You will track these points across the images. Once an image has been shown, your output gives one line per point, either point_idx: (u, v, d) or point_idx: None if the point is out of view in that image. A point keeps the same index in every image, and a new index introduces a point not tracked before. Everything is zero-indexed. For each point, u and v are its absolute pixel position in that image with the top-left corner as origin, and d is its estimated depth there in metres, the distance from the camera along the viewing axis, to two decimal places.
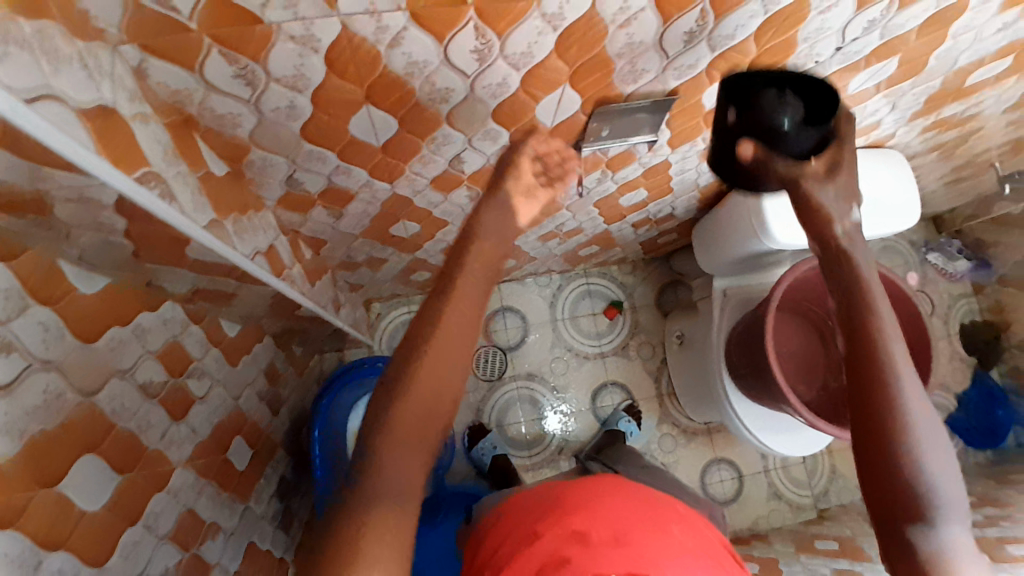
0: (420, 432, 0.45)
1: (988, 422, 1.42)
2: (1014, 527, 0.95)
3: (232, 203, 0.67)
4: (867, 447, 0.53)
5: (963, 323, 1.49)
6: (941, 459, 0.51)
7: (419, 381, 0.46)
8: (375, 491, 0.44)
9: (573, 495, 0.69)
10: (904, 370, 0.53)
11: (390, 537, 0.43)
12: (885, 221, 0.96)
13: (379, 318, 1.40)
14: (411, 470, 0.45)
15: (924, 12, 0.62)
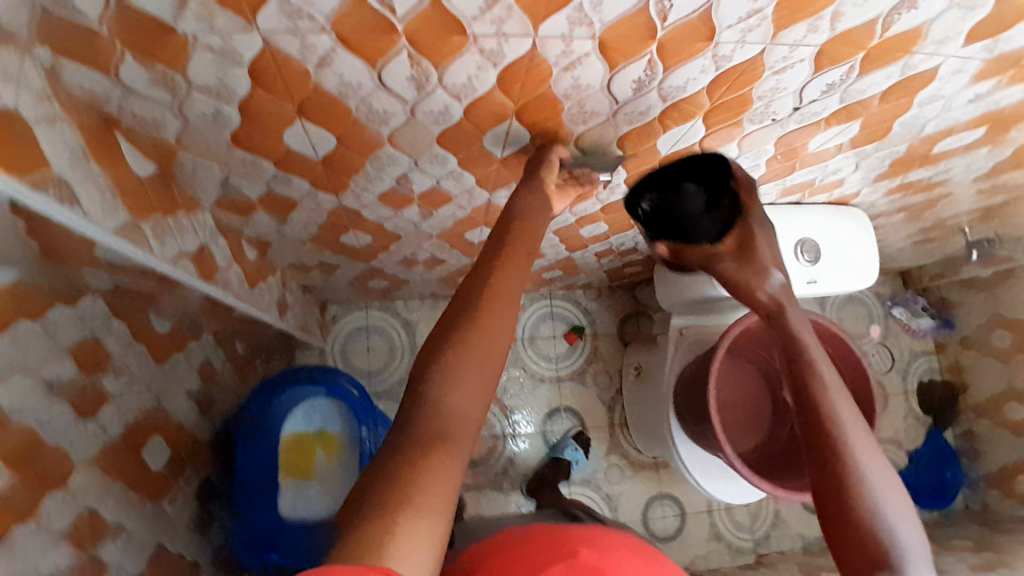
0: (473, 394, 0.47)
1: (937, 482, 1.43)
2: None
3: (158, 204, 0.64)
4: (828, 489, 0.58)
5: (920, 380, 1.50)
6: (893, 495, 0.57)
7: (476, 345, 0.49)
8: (433, 437, 0.44)
9: (571, 530, 0.65)
10: (844, 416, 0.60)
11: (442, 488, 0.42)
12: (844, 277, 0.94)
13: (335, 321, 1.38)
14: (464, 418, 0.47)
15: (887, 79, 0.59)
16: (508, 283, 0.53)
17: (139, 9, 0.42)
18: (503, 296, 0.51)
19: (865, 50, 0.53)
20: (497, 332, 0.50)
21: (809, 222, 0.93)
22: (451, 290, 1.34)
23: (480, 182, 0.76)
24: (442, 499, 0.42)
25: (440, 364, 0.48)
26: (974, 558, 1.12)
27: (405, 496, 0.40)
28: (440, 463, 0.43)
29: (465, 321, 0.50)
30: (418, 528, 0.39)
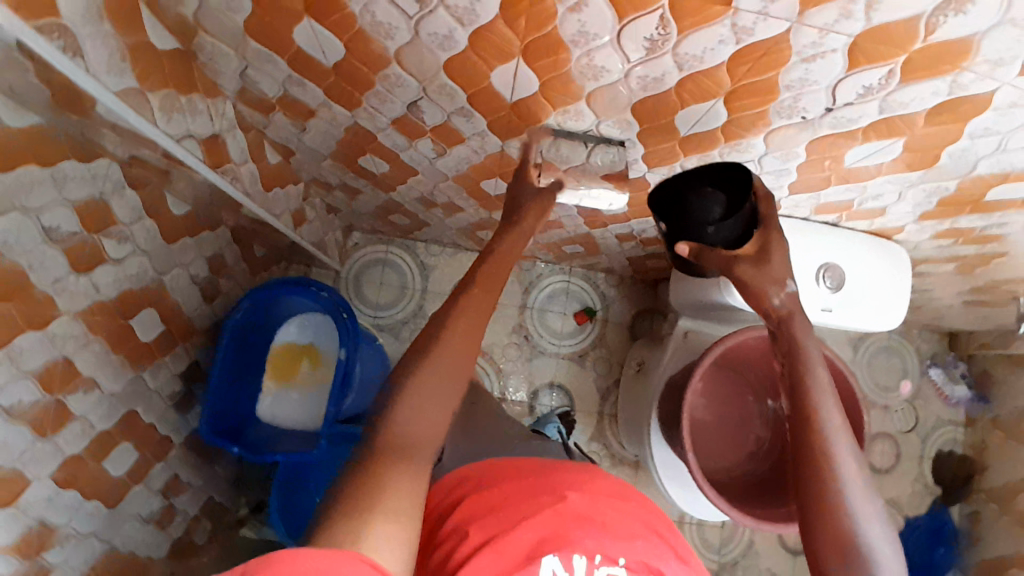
0: (433, 415, 0.52)
1: (926, 559, 1.34)
2: None
3: (173, 80, 0.66)
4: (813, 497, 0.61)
5: (940, 451, 1.42)
6: (870, 501, 0.60)
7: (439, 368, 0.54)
8: (399, 448, 0.49)
9: (561, 471, 0.68)
10: (838, 436, 0.63)
11: (410, 497, 0.47)
12: (861, 315, 0.89)
13: (355, 249, 1.41)
14: (424, 435, 0.51)
15: (935, 96, 0.54)
16: (474, 311, 0.58)
17: None
18: (467, 323, 0.57)
19: (907, 53, 0.49)
20: (461, 359, 0.55)
21: (837, 248, 0.88)
22: (470, 242, 1.34)
23: (491, 126, 0.74)
24: (409, 510, 0.46)
25: (408, 385, 0.53)
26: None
27: (377, 504, 0.44)
28: (410, 473, 0.48)
29: (431, 346, 0.55)
30: (391, 532, 0.43)
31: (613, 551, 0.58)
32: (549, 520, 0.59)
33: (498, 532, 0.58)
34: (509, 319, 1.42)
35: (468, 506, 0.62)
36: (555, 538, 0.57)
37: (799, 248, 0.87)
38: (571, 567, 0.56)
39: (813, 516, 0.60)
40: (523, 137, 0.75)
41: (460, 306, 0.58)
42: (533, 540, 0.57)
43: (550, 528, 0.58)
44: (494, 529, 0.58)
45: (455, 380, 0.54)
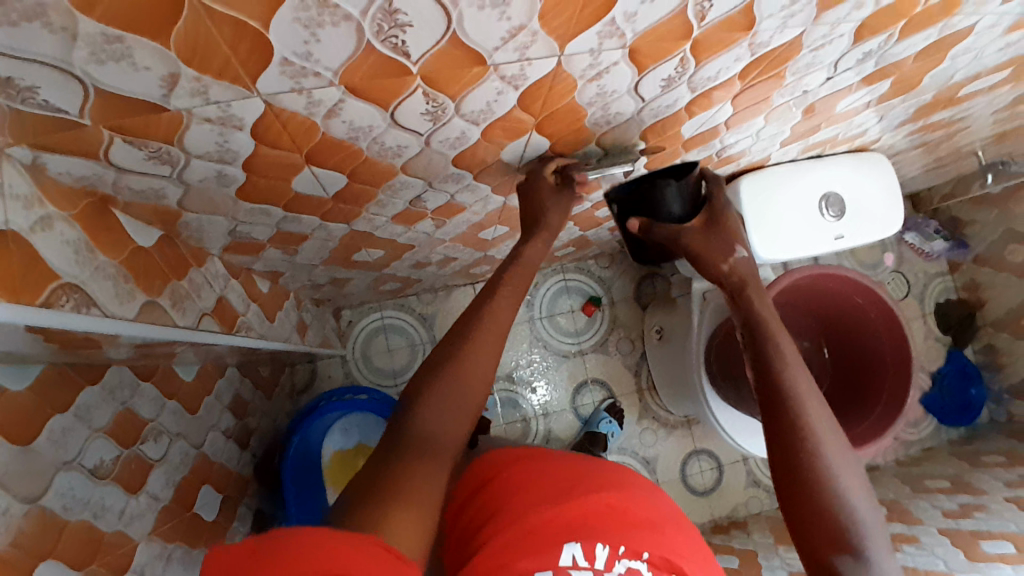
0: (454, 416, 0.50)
1: (962, 400, 1.48)
2: (989, 518, 1.03)
3: (169, 268, 0.61)
4: (787, 477, 0.55)
5: (937, 302, 1.54)
6: (850, 467, 0.55)
7: (465, 373, 0.52)
8: (420, 446, 0.46)
9: (603, 466, 0.66)
10: (811, 405, 0.58)
11: (420, 495, 0.43)
12: (870, 228, 0.94)
13: (350, 326, 1.36)
14: (444, 438, 0.49)
15: (924, 41, 0.56)
16: (495, 332, 0.55)
17: (122, 94, 0.37)
18: (493, 331, 0.55)
19: (906, 18, 0.50)
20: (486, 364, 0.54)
21: (829, 176, 0.92)
22: (463, 279, 1.31)
23: (495, 188, 0.71)
24: (423, 501, 0.42)
25: (433, 393, 0.50)
26: (1009, 473, 1.18)
27: (397, 492, 0.42)
28: (424, 474, 0.44)
29: (457, 354, 0.53)
30: (406, 523, 0.40)
31: (637, 544, 0.56)
32: (577, 512, 0.57)
33: (519, 519, 0.56)
34: (523, 336, 1.42)
35: (501, 501, 0.60)
36: (582, 528, 0.56)
37: (794, 192, 0.91)
38: (593, 556, 0.54)
39: (786, 489, 0.55)
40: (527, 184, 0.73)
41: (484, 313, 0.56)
42: (561, 529, 0.55)
43: (577, 519, 0.56)
44: (517, 518, 0.56)
45: (478, 395, 0.53)
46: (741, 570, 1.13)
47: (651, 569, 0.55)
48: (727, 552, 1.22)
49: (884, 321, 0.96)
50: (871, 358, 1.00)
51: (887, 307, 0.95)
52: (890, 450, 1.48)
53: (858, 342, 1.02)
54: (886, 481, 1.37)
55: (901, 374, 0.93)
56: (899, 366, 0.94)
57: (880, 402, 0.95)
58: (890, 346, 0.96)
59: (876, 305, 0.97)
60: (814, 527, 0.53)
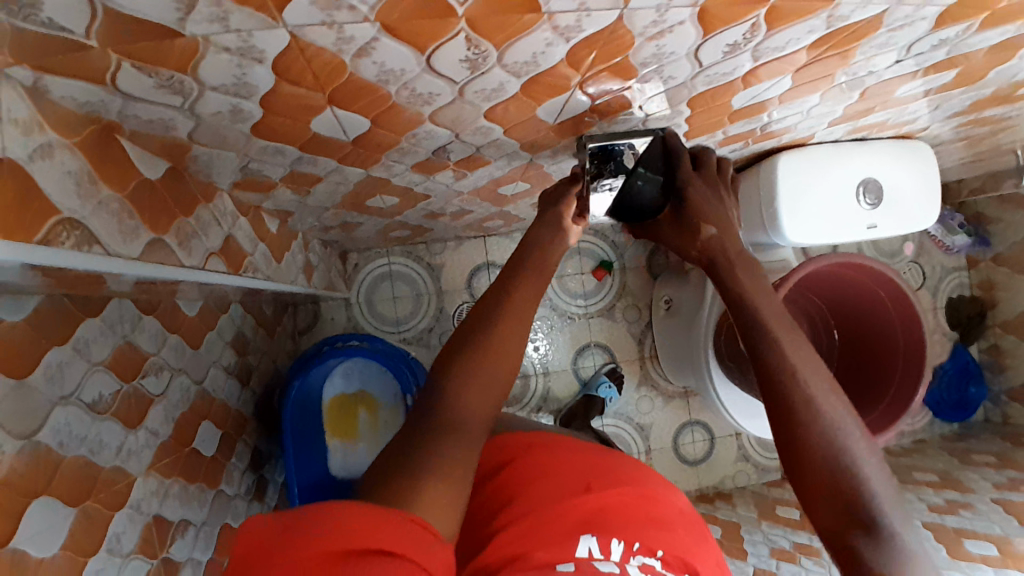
0: (487, 396, 0.51)
1: (960, 397, 1.50)
2: (974, 517, 1.04)
3: (176, 203, 0.57)
4: (801, 460, 0.53)
5: (950, 297, 1.52)
6: (863, 448, 0.52)
7: (499, 345, 0.53)
8: (448, 428, 0.47)
9: (613, 461, 0.67)
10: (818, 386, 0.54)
11: (450, 474, 0.44)
12: (905, 219, 0.90)
13: (356, 269, 1.33)
14: (473, 418, 0.49)
15: (1001, 35, 0.53)
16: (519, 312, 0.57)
17: (134, 16, 0.33)
18: (516, 310, 0.56)
19: (994, 8, 0.46)
20: (517, 340, 0.55)
21: (870, 161, 0.87)
22: (475, 231, 1.28)
23: (523, 145, 0.67)
24: (459, 477, 0.44)
25: (461, 371, 0.51)
26: (999, 475, 1.19)
27: (430, 467, 0.43)
28: (454, 454, 0.45)
29: (489, 330, 0.54)
30: (436, 495, 0.41)
31: (652, 543, 0.56)
32: (591, 508, 0.57)
33: (537, 509, 0.56)
34: None
35: (516, 488, 0.59)
36: (595, 523, 0.56)
37: (832, 174, 0.86)
38: (609, 550, 0.53)
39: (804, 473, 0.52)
40: (556, 145, 0.69)
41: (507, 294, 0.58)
42: (575, 521, 0.55)
43: (588, 513, 0.56)
44: (534, 508, 0.56)
45: (509, 370, 0.54)
46: (724, 542, 1.15)
47: (664, 567, 0.55)
48: (712, 522, 1.24)
49: (901, 314, 0.93)
50: (885, 351, 0.97)
51: (904, 300, 0.92)
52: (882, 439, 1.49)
53: (874, 335, 0.99)
54: None
55: (912, 367, 0.90)
56: (910, 360, 0.91)
57: (887, 395, 0.93)
58: (904, 339, 0.93)
59: (895, 296, 0.93)
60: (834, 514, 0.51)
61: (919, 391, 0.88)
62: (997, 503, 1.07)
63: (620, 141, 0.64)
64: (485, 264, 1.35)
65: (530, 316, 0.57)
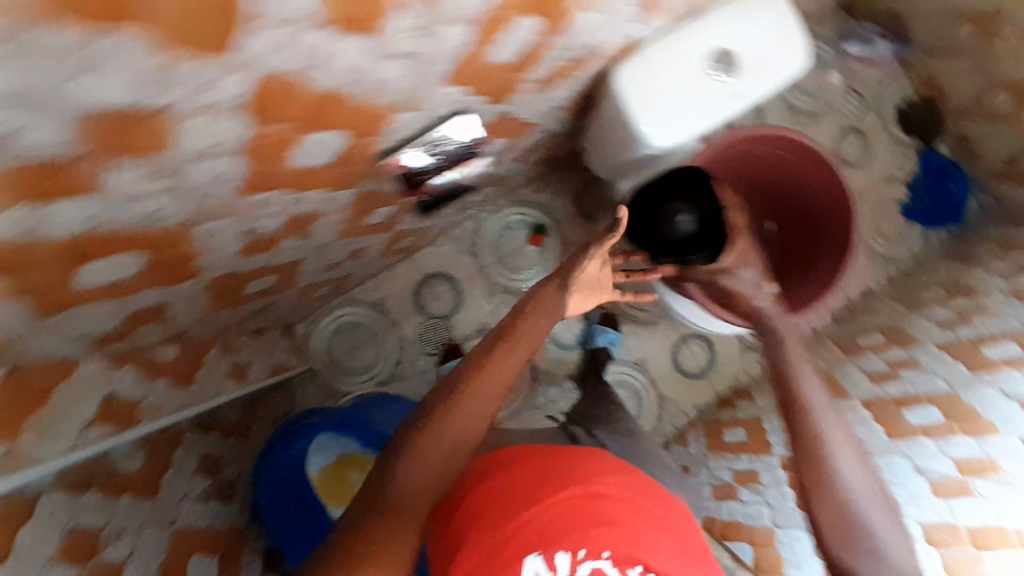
0: (430, 475, 0.70)
1: (944, 197, 1.38)
2: (987, 321, 1.00)
3: (14, 399, 0.58)
4: (816, 477, 0.72)
5: (897, 107, 1.43)
6: (862, 475, 0.71)
7: (446, 434, 0.72)
8: (394, 510, 0.66)
9: (570, 459, 0.74)
10: (833, 434, 0.74)
11: (384, 550, 0.63)
12: (773, 73, 0.82)
13: (307, 338, 1.29)
14: (414, 495, 0.69)
15: None
16: (470, 403, 0.74)
17: None
18: (464, 404, 0.74)
19: None
20: (463, 423, 0.73)
21: (712, 33, 0.80)
22: (397, 256, 1.25)
23: (332, 188, 0.64)
24: (387, 555, 0.63)
25: (406, 456, 0.70)
26: (1005, 265, 1.13)
27: (366, 550, 0.62)
28: (390, 535, 0.64)
29: (438, 420, 0.72)
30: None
31: (599, 546, 0.63)
32: (539, 522, 0.64)
33: (494, 530, 0.64)
34: (478, 290, 1.36)
35: (486, 512, 0.67)
36: (543, 537, 0.63)
37: (675, 63, 0.80)
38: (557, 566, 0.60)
39: (814, 488, 0.72)
40: (372, 173, 0.65)
41: (457, 388, 0.75)
42: (523, 541, 0.63)
43: (538, 527, 0.64)
44: (489, 531, 0.64)
45: (451, 445, 0.72)
46: (749, 443, 1.13)
47: (614, 566, 0.62)
48: (733, 426, 1.22)
49: (815, 168, 0.94)
50: (807, 206, 0.97)
51: (815, 153, 0.92)
52: (880, 273, 1.43)
53: (792, 195, 1.00)
54: (880, 305, 1.34)
55: (840, 210, 0.92)
56: (833, 209, 0.93)
57: (825, 250, 0.93)
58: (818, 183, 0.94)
59: (802, 152, 0.94)
60: (831, 520, 0.70)
61: (853, 224, 0.91)
62: (1006, 299, 1.02)
63: (411, 144, 0.63)
64: (425, 277, 1.34)
65: (478, 400, 0.74)
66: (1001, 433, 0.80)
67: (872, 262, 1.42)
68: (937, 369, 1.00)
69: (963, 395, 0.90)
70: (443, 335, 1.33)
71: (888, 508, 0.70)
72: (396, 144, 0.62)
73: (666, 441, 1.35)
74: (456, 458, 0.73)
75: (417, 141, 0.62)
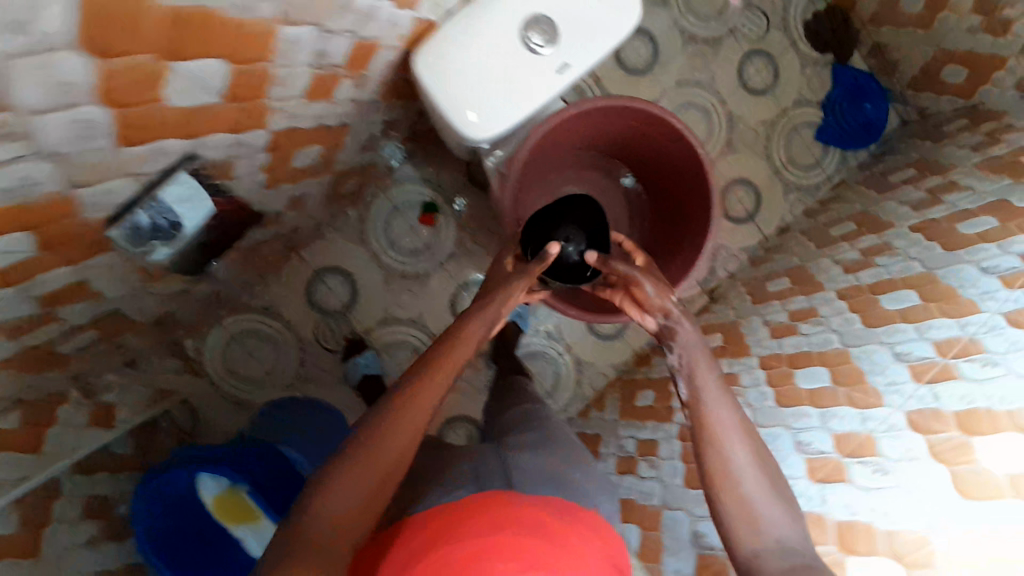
0: (355, 502, 0.55)
1: (862, 118, 1.31)
2: (891, 265, 0.96)
3: None
4: (715, 474, 0.62)
5: (806, 21, 1.33)
6: (762, 473, 0.62)
7: (380, 454, 0.58)
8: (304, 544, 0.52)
9: (483, 520, 0.58)
10: (733, 429, 0.63)
11: None
12: (599, 35, 0.75)
13: (200, 353, 1.24)
14: (336, 529, 0.54)
15: None
16: (409, 419, 0.60)
17: None
18: (404, 420, 0.60)
19: None
20: (405, 441, 0.59)
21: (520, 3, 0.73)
22: (276, 256, 1.19)
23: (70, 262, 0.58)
24: None
25: (336, 480, 0.56)
26: (915, 191, 1.08)
27: None
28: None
29: (370, 441, 0.58)
30: None
31: None
32: None
33: None
34: (373, 278, 1.28)
35: None
36: None
37: (483, 42, 0.73)
38: None
39: (714, 485, 0.61)
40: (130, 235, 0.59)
41: (405, 402, 0.61)
42: None
43: None
44: None
45: (391, 467, 0.58)
46: (656, 408, 1.10)
47: None
48: (644, 389, 1.19)
49: (665, 132, 0.91)
50: (668, 164, 0.97)
51: (658, 116, 0.89)
52: (796, 205, 1.36)
53: (651, 152, 0.98)
54: (793, 242, 1.28)
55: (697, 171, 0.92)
56: (692, 167, 0.93)
57: (694, 211, 0.95)
58: (680, 157, 0.93)
59: (645, 115, 0.91)
60: (733, 523, 0.60)
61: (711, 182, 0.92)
62: (917, 234, 0.98)
63: (136, 207, 0.56)
64: (316, 273, 1.27)
65: (417, 418, 0.61)
66: (884, 405, 0.76)
67: (786, 195, 1.35)
68: (836, 323, 0.95)
69: (852, 358, 0.87)
70: (343, 330, 1.28)
71: (795, 512, 0.60)
72: (118, 210, 0.55)
73: (586, 405, 1.33)
74: (393, 482, 0.58)
75: (141, 204, 0.56)
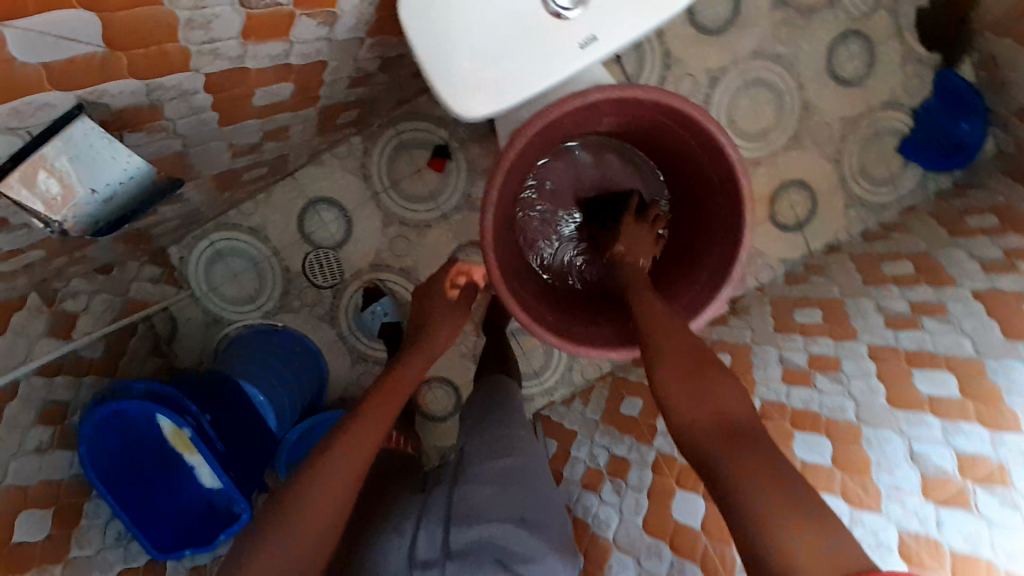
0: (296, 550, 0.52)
1: (950, 135, 1.11)
2: (939, 335, 0.81)
3: None
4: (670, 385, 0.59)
5: (918, 10, 1.13)
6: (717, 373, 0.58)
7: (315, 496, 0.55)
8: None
9: None
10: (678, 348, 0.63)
11: None
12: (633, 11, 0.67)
13: (185, 263, 1.20)
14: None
15: None
16: (357, 450, 0.59)
17: None
18: (352, 456, 0.59)
19: None
20: (343, 474, 0.57)
21: None
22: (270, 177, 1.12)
23: None
24: None
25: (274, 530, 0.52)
26: (996, 247, 0.88)
27: None
28: None
29: (306, 473, 0.57)
30: None
31: None
32: None
33: None
34: (369, 217, 1.20)
35: None
36: None
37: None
38: None
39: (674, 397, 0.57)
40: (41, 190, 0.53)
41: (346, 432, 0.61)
42: None
43: None
44: None
45: (329, 505, 0.55)
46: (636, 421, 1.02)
47: None
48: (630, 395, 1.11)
49: (700, 141, 0.78)
50: (702, 182, 0.84)
51: (695, 118, 0.76)
52: (856, 222, 1.19)
53: (686, 163, 0.86)
54: (838, 266, 1.12)
55: (731, 195, 0.78)
56: (726, 190, 0.80)
57: (715, 247, 0.82)
58: (713, 173, 0.81)
59: (681, 118, 0.78)
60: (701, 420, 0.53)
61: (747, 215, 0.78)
62: (973, 303, 0.82)
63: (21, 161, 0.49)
64: (311, 202, 1.19)
65: (357, 454, 0.59)
66: (880, 514, 0.67)
67: (847, 209, 1.19)
68: (853, 386, 0.83)
69: (864, 434, 0.75)
70: (335, 267, 1.21)
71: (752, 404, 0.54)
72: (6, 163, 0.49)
73: (572, 393, 1.26)
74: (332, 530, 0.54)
75: (31, 160, 0.50)
